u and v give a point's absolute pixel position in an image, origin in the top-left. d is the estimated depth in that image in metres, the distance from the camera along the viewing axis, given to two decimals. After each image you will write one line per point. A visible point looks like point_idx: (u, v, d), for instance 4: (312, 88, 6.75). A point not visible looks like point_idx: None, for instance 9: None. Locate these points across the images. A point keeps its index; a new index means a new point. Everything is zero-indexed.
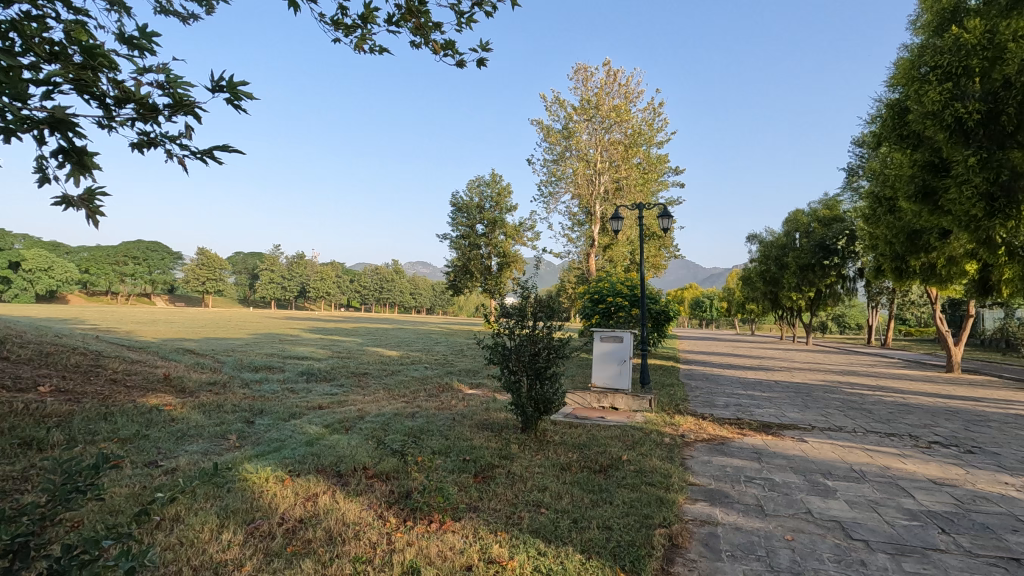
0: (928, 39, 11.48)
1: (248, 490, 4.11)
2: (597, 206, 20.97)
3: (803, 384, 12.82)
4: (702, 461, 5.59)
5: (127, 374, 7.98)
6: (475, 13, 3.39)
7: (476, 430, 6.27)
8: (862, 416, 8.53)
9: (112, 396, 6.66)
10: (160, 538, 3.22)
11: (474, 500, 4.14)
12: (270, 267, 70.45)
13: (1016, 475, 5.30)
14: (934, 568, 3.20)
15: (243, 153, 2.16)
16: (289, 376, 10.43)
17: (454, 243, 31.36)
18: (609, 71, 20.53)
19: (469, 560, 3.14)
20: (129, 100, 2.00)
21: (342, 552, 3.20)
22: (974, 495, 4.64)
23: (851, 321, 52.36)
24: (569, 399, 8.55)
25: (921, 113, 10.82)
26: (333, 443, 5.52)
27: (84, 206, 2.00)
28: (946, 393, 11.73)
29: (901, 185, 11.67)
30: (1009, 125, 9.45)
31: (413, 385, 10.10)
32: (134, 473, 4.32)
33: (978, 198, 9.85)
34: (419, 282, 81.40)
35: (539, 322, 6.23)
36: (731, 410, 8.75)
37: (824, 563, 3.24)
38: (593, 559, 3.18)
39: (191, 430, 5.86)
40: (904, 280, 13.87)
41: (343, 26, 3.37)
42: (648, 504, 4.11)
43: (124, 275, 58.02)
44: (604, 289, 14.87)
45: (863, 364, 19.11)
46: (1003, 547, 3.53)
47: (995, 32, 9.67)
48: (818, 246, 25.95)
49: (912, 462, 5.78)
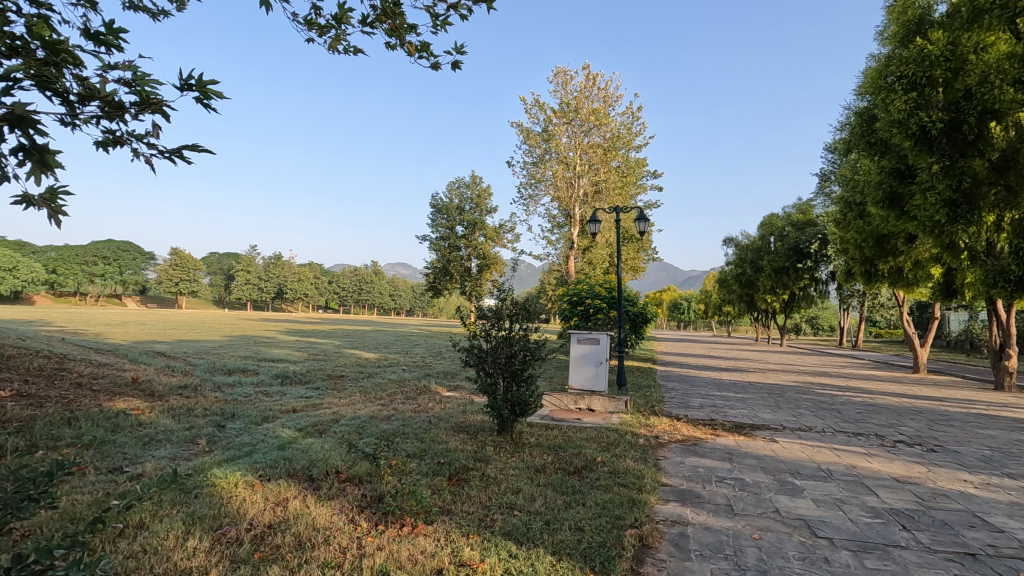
0: (893, 49, 11.81)
1: (216, 496, 4.03)
2: (576, 208, 21.16)
3: (776, 385, 13.07)
4: (675, 461, 5.68)
5: (94, 378, 7.74)
6: (450, 16, 3.40)
7: (453, 433, 6.27)
8: (831, 416, 8.75)
9: (77, 400, 6.48)
10: (122, 546, 3.14)
11: (448, 504, 4.13)
12: (247, 268, 69.15)
13: (974, 473, 5.48)
14: (894, 565, 3.29)
15: (215, 155, 2.01)
16: (263, 378, 10.29)
17: (433, 244, 31.27)
18: (588, 75, 20.73)
19: (439, 563, 3.13)
20: (94, 98, 1.93)
21: (311, 557, 3.17)
22: (934, 493, 4.79)
23: (824, 322, 53.59)
24: (547, 401, 8.61)
25: (888, 122, 11.06)
26: (306, 447, 5.44)
27: (45, 205, 1.88)
28: (913, 393, 12.02)
29: (870, 190, 11.97)
30: (970, 134, 9.86)
31: (390, 387, 10.06)
32: (96, 480, 4.19)
33: (942, 204, 10.17)
34: (399, 283, 81.00)
35: (516, 324, 6.23)
36: (705, 411, 8.91)
37: (789, 561, 3.30)
38: (564, 561, 3.19)
39: (160, 435, 5.73)
40: (873, 283, 14.23)
41: (317, 26, 3.36)
42: (621, 504, 4.15)
43: (94, 275, 56.41)
44: (583, 291, 14.97)
45: (833, 365, 19.65)
46: (960, 543, 3.65)
47: (957, 44, 10.01)
48: (792, 250, 26.36)
49: (877, 460, 5.94)
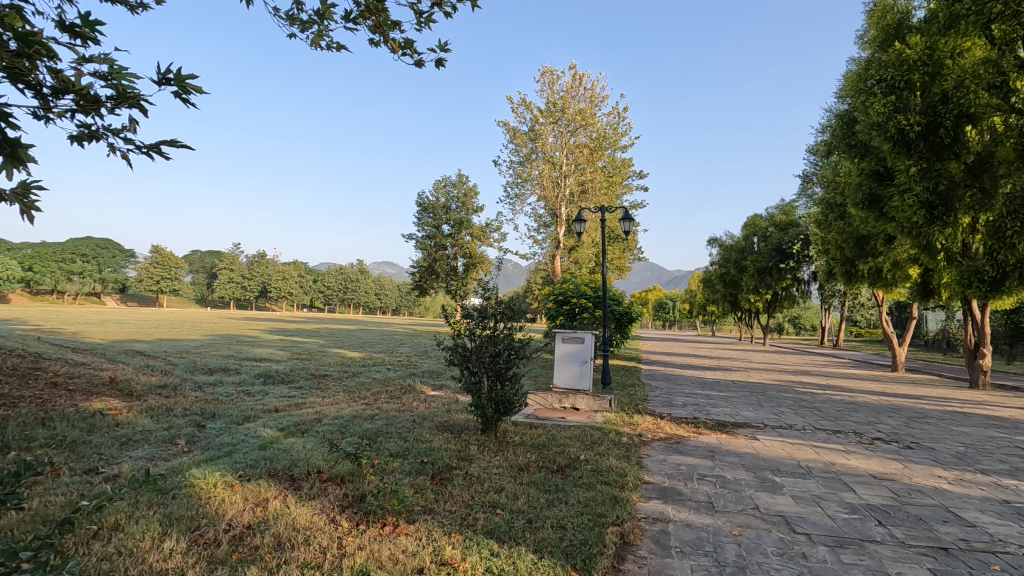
0: (874, 52, 12.04)
1: (194, 497, 3.97)
2: (562, 208, 21.23)
3: (758, 383, 13.21)
4: (657, 460, 5.70)
5: (69, 378, 7.57)
6: (434, 13, 3.39)
7: (437, 432, 6.26)
8: (812, 414, 8.87)
9: (51, 401, 6.33)
10: (95, 548, 3.07)
11: (430, 502, 4.12)
12: (229, 266, 67.99)
13: (949, 469, 5.60)
14: (869, 559, 3.34)
15: (193, 151, 2.00)
16: (245, 377, 10.17)
17: (419, 243, 31.14)
18: (575, 75, 20.81)
19: (420, 563, 3.11)
20: (68, 91, 1.89)
21: (290, 558, 3.13)
22: (910, 489, 4.89)
23: (806, 322, 54.63)
24: (532, 399, 8.60)
25: (869, 124, 11.33)
26: (287, 446, 5.39)
27: (17, 200, 1.83)
28: (890, 391, 12.26)
29: (851, 192, 12.26)
30: (947, 137, 10.01)
31: (374, 386, 9.95)
32: (70, 481, 4.12)
33: (919, 206, 10.35)
34: (385, 281, 80.52)
35: (500, 324, 6.21)
36: (688, 410, 8.96)
37: (767, 557, 3.35)
38: (546, 559, 3.20)
39: (137, 435, 5.63)
40: (854, 283, 14.46)
41: (299, 21, 3.34)
42: (602, 503, 4.16)
43: (72, 273, 55.13)
44: (569, 291, 15.01)
45: (815, 364, 19.94)
46: (933, 538, 3.72)
47: (934, 49, 10.24)
48: (775, 250, 26.67)
49: (855, 457, 6.04)
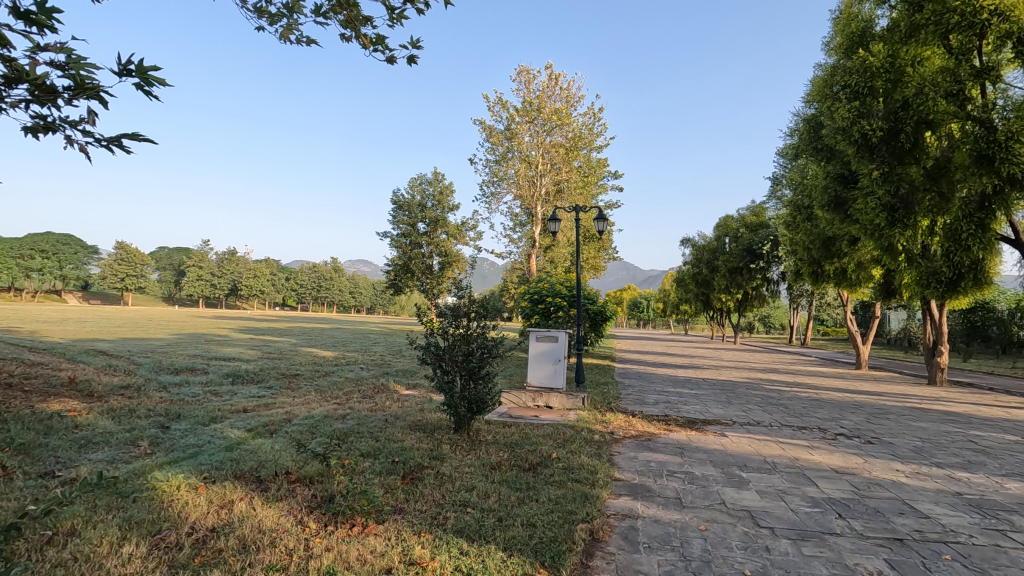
0: (839, 59, 12.45)
1: (155, 500, 3.86)
2: (538, 207, 21.37)
3: (728, 381, 13.50)
4: (628, 457, 5.79)
5: (26, 379, 7.29)
6: (406, 10, 3.37)
7: (409, 431, 6.22)
8: (779, 411, 9.11)
9: (5, 402, 6.11)
10: (49, 554, 2.97)
11: (400, 502, 4.09)
12: (198, 264, 66.10)
13: (907, 463, 5.81)
14: (829, 551, 3.45)
15: (155, 144, 1.98)
16: (213, 377, 9.95)
17: (394, 241, 30.77)
18: (551, 75, 20.98)
19: (389, 563, 3.09)
20: (22, 81, 1.82)
21: (254, 561, 3.07)
22: (869, 482, 5.05)
23: (776, 322, 56.39)
24: (505, 399, 8.57)
25: (834, 128, 11.78)
26: (255, 447, 5.30)
27: None
28: (854, 388, 12.64)
29: (817, 194, 12.70)
30: (907, 142, 10.38)
31: (346, 386, 9.81)
32: (25, 485, 3.97)
33: (881, 208, 10.89)
34: (360, 280, 79.75)
35: (473, 323, 6.18)
36: (659, 408, 9.08)
37: (732, 551, 3.41)
38: (515, 556, 3.21)
39: (96, 438, 5.44)
40: (820, 283, 14.88)
41: (267, 15, 3.27)
42: (573, 500, 4.20)
43: (31, 270, 52.84)
44: (544, 290, 15.08)
45: (784, 362, 20.49)
46: (890, 529, 3.86)
47: (896, 56, 10.72)
48: (745, 250, 27.21)
49: (818, 452, 6.22)
